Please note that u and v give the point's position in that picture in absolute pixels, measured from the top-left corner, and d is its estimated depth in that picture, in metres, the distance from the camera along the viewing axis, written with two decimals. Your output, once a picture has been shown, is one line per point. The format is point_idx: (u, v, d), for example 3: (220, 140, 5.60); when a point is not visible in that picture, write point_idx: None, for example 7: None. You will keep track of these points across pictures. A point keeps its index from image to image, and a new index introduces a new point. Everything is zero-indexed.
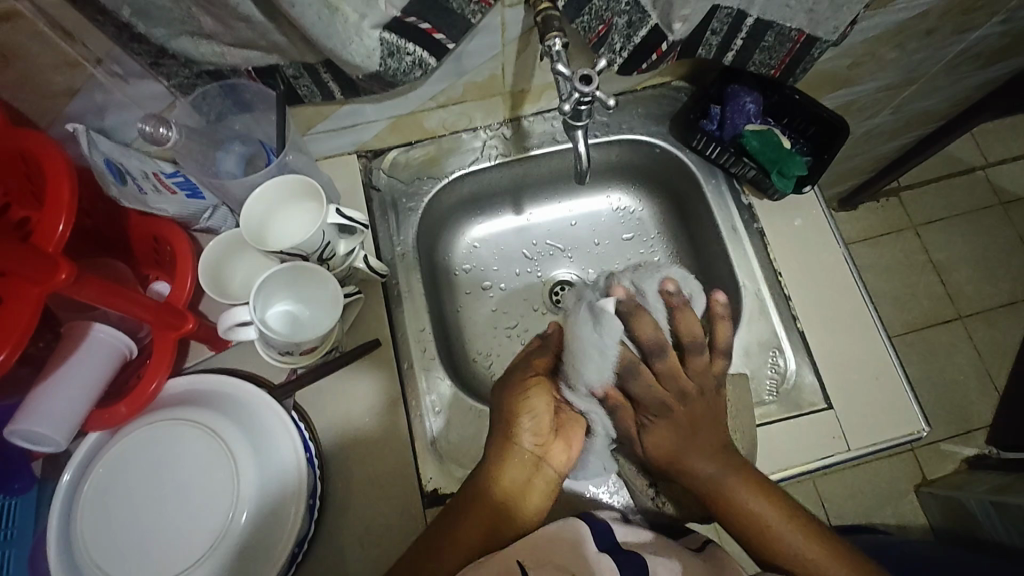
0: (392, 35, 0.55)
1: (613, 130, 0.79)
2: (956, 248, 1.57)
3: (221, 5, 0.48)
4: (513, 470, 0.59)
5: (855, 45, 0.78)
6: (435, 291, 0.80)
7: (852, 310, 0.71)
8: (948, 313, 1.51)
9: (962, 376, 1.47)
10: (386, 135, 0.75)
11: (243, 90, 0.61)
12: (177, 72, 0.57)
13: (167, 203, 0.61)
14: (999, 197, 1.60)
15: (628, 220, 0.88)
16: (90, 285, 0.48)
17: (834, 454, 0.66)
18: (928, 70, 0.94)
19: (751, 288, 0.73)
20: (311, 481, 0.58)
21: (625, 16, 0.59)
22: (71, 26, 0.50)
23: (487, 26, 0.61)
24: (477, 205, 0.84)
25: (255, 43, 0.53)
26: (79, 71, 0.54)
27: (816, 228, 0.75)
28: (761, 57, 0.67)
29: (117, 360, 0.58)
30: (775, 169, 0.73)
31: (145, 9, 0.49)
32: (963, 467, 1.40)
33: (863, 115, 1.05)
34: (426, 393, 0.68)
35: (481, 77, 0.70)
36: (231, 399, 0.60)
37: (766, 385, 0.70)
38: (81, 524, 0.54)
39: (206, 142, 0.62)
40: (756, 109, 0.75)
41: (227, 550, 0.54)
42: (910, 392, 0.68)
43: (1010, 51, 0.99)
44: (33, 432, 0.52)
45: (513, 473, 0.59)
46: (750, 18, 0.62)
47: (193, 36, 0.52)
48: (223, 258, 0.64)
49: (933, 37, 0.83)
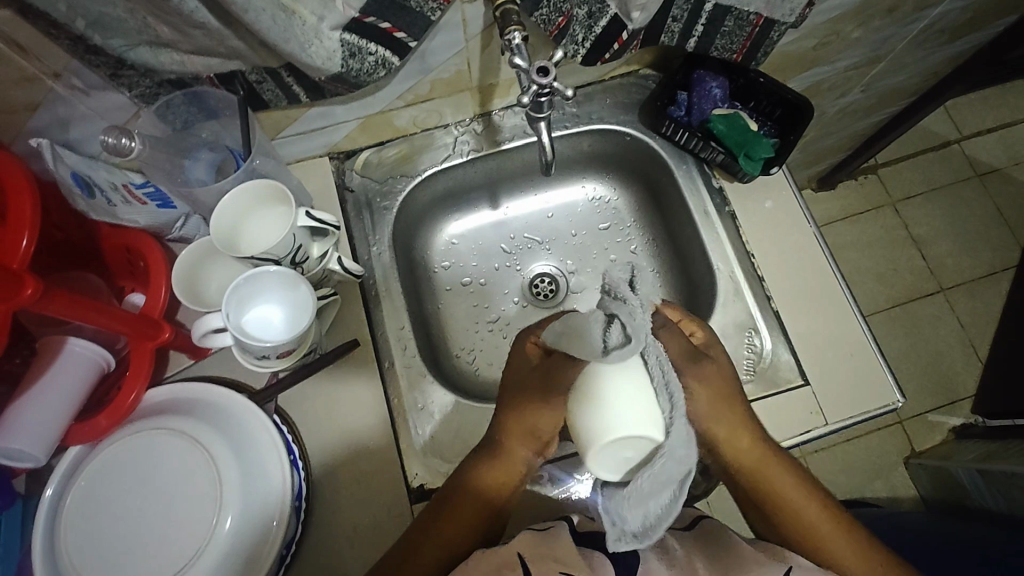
0: (352, 35, 0.55)
1: (583, 121, 0.80)
2: (935, 222, 1.58)
3: (176, 14, 0.47)
4: (488, 465, 0.60)
5: (818, 26, 0.79)
6: (415, 288, 0.81)
7: (825, 287, 0.72)
8: (929, 287, 1.53)
9: (945, 348, 1.49)
10: (356, 136, 0.76)
11: (207, 97, 0.60)
12: (138, 82, 0.57)
13: (137, 214, 0.62)
14: (975, 169, 1.62)
15: (604, 209, 0.88)
16: (60, 300, 0.48)
17: (812, 429, 0.68)
18: (894, 47, 0.95)
19: (725, 270, 0.74)
20: (295, 484, 0.59)
21: (584, 7, 0.59)
22: (24, 40, 0.50)
23: (448, 22, 0.62)
24: (452, 202, 0.85)
25: (214, 49, 0.53)
26: (39, 86, 0.54)
27: (786, 208, 0.76)
28: (723, 41, 0.68)
29: (95, 373, 0.58)
30: (742, 152, 0.74)
31: (101, 21, 0.49)
32: (950, 437, 1.42)
33: (834, 94, 1.06)
34: (408, 391, 0.69)
35: (447, 74, 0.70)
36: (209, 405, 0.60)
37: (744, 364, 0.70)
38: (67, 543, 0.54)
39: (172, 150, 0.63)
40: (722, 94, 0.76)
41: (212, 558, 0.54)
42: (885, 366, 0.69)
43: (974, 25, 1.00)
44: (10, 448, 0.52)
45: (497, 476, 0.60)
46: (709, 3, 0.62)
47: (152, 46, 0.52)
48: (196, 267, 0.64)
49: (895, 14, 0.84)
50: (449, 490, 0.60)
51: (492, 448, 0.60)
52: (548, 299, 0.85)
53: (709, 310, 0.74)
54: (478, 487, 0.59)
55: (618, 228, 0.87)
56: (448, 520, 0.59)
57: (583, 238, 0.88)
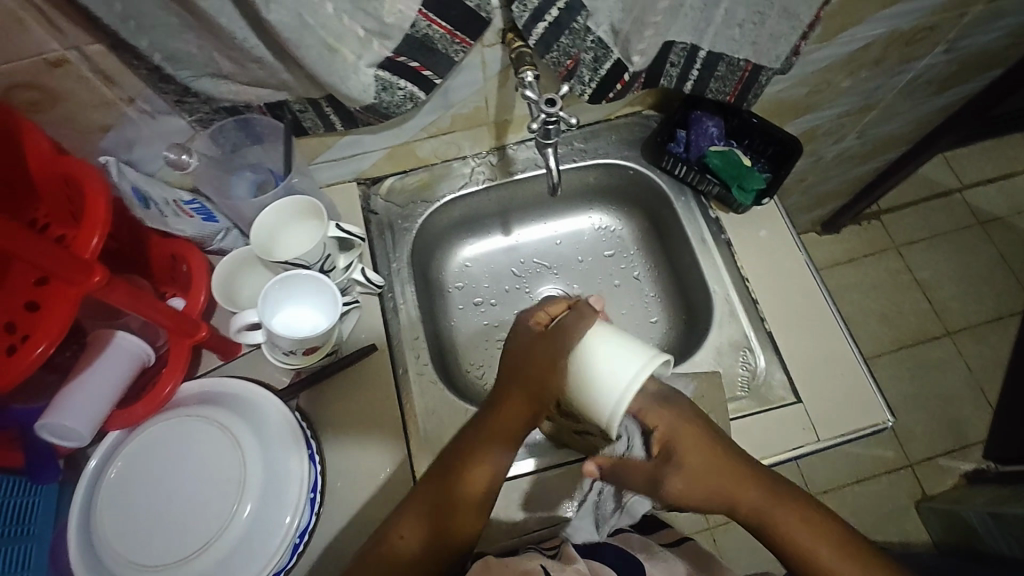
0: (385, 72, 0.63)
1: (590, 155, 0.87)
2: (939, 267, 1.62)
3: (238, 49, 0.56)
4: (457, 473, 0.58)
5: (808, 75, 0.86)
6: (431, 305, 0.86)
7: (817, 312, 0.77)
8: (935, 331, 1.55)
9: (953, 392, 1.49)
10: (383, 164, 0.83)
11: (255, 124, 0.68)
12: (198, 109, 0.65)
13: (185, 225, 0.69)
14: (977, 217, 1.66)
15: (609, 238, 0.94)
16: (120, 289, 0.55)
17: (805, 445, 0.70)
18: (884, 96, 1.02)
19: (721, 292, 0.79)
20: (312, 475, 0.63)
21: (590, 52, 0.67)
22: (109, 70, 0.59)
23: (470, 63, 0.70)
24: (468, 227, 0.91)
25: (267, 82, 0.61)
26: (114, 110, 0.63)
27: (780, 238, 0.81)
28: (716, 85, 0.75)
29: (136, 365, 0.64)
30: (735, 184, 0.80)
31: (175, 55, 0.57)
32: (962, 482, 1.41)
33: (830, 139, 1.12)
34: (418, 399, 0.73)
35: (467, 109, 0.78)
36: (238, 397, 0.65)
37: (738, 381, 0.74)
38: (102, 515, 0.59)
39: (221, 168, 0.71)
40: (718, 132, 0.82)
41: (232, 538, 0.58)
42: (876, 387, 0.72)
43: (960, 78, 1.07)
44: (59, 424, 0.58)
45: (469, 503, 0.58)
46: (702, 51, 0.70)
47: (214, 77, 0.61)
48: (235, 273, 0.71)
49: (881, 66, 0.91)
50: (422, 489, 0.59)
51: (457, 454, 0.60)
52: None
53: (706, 331, 0.78)
54: (439, 511, 0.57)
55: (621, 256, 0.93)
56: (404, 530, 0.57)
57: (589, 264, 0.93)
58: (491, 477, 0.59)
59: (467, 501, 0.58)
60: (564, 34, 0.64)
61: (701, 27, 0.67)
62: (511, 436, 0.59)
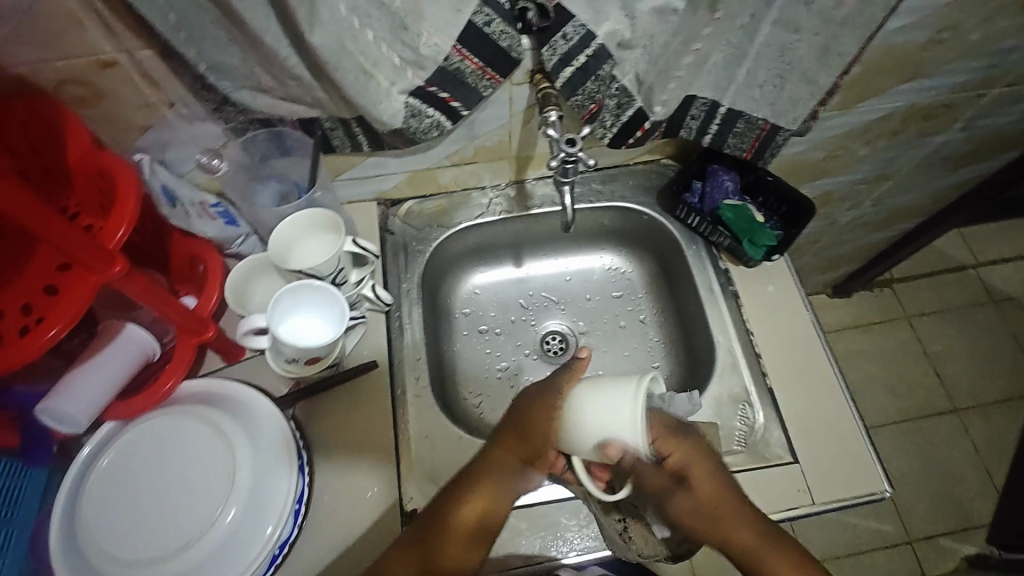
0: (415, 100, 0.65)
1: (606, 197, 0.89)
2: (949, 341, 1.60)
3: (279, 65, 0.59)
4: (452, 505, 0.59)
5: (825, 140, 0.88)
6: (436, 328, 0.87)
7: (820, 372, 0.76)
8: (943, 406, 1.52)
9: (959, 470, 1.45)
10: (404, 187, 0.86)
11: (286, 138, 0.72)
12: (234, 118, 0.68)
13: (208, 226, 0.71)
14: (991, 295, 1.65)
15: (618, 279, 0.95)
16: (136, 282, 0.57)
17: (799, 507, 0.69)
18: (901, 167, 1.03)
19: (724, 343, 0.79)
20: (299, 486, 0.63)
21: (614, 98, 0.70)
22: (155, 75, 0.62)
23: (497, 99, 0.73)
24: (480, 256, 0.93)
25: (302, 98, 0.64)
26: (154, 111, 0.66)
27: (788, 295, 0.81)
28: (735, 140, 0.77)
29: (142, 358, 0.65)
30: (746, 238, 0.81)
31: (219, 66, 0.60)
32: (963, 566, 1.36)
33: (845, 204, 1.13)
34: (414, 421, 0.72)
35: (490, 142, 0.80)
36: (235, 400, 0.65)
37: (736, 435, 0.73)
38: (87, 504, 0.59)
39: (248, 176, 0.73)
40: (734, 187, 0.84)
41: (211, 542, 0.58)
42: (875, 454, 0.71)
43: (978, 156, 1.09)
44: (60, 410, 0.59)
45: (460, 537, 0.58)
46: (723, 107, 0.72)
47: (253, 90, 0.63)
48: (249, 277, 0.72)
49: (898, 137, 0.93)
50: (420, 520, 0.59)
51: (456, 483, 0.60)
52: (556, 355, 0.91)
53: (706, 381, 0.78)
54: (435, 541, 0.57)
55: (629, 298, 0.94)
56: (394, 563, 0.57)
57: (596, 303, 0.94)
58: (483, 513, 0.59)
59: (461, 533, 0.58)
60: (590, 79, 0.67)
61: (723, 84, 0.69)
62: (500, 474, 0.60)
